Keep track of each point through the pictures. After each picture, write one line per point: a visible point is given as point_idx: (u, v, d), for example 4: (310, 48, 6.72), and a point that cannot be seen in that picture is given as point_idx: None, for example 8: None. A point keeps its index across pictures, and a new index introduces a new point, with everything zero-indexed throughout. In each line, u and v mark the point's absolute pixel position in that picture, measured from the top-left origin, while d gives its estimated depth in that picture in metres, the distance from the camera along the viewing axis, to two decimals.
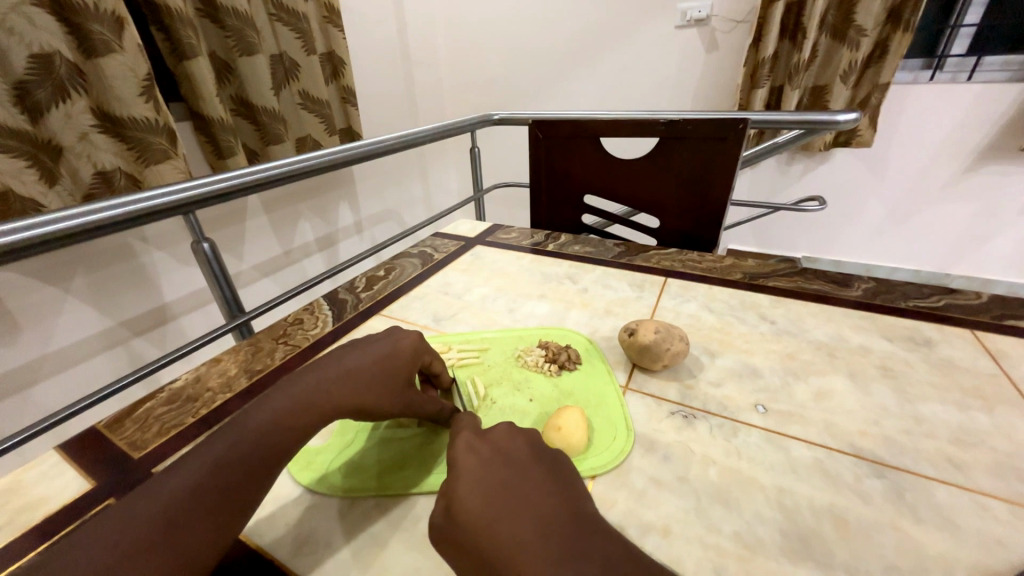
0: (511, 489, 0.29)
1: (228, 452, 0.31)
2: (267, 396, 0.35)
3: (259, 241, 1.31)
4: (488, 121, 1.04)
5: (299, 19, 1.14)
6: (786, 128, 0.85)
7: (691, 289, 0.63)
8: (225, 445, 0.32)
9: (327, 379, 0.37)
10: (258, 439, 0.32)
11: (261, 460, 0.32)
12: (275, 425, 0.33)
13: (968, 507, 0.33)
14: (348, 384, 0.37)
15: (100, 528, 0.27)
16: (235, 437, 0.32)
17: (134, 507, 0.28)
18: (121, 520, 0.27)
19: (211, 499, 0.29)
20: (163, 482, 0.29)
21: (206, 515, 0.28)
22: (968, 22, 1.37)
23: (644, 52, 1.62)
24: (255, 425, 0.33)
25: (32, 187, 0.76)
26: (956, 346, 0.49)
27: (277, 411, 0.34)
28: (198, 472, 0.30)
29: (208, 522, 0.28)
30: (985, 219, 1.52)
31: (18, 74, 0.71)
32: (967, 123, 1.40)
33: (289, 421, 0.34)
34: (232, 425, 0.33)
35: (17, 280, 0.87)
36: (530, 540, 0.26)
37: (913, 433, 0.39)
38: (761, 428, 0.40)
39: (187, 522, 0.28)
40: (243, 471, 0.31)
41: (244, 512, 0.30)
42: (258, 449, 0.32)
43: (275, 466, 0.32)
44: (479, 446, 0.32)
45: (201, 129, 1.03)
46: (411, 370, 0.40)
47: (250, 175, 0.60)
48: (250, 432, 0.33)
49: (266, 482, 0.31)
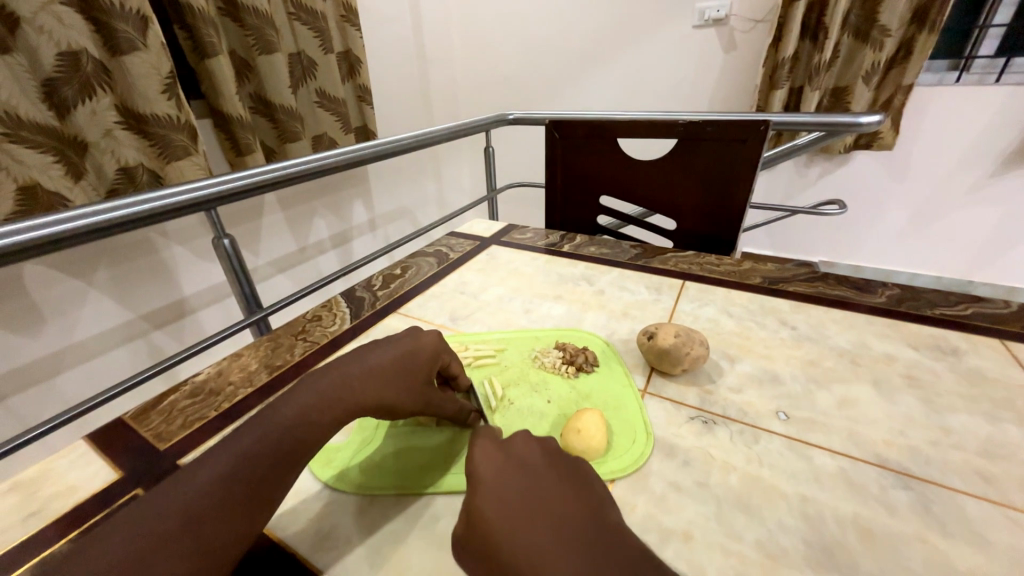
0: (529, 499, 0.29)
1: (256, 445, 0.32)
2: (291, 391, 0.36)
3: (275, 238, 1.33)
4: (504, 120, 1.04)
5: (318, 18, 1.15)
6: (807, 130, 0.84)
7: (709, 293, 0.62)
8: (250, 439, 0.32)
9: (348, 376, 0.37)
10: (282, 433, 0.33)
11: (285, 457, 0.32)
12: (300, 419, 0.34)
13: (998, 521, 0.32)
14: (370, 381, 0.37)
15: (127, 518, 0.27)
16: (261, 431, 0.33)
17: (161, 496, 0.28)
18: (148, 510, 0.27)
19: (239, 492, 0.30)
20: (189, 473, 0.30)
21: (231, 508, 0.29)
22: (998, 22, 1.34)
23: (660, 52, 1.60)
24: (281, 420, 0.33)
25: (59, 182, 0.78)
26: (985, 356, 0.48)
27: (303, 407, 0.34)
28: (223, 465, 0.30)
29: (234, 514, 0.29)
30: (1011, 225, 1.48)
31: (47, 71, 0.73)
32: (994, 126, 1.37)
33: (313, 417, 0.34)
34: (257, 418, 0.33)
35: (44, 272, 0.89)
36: (549, 551, 0.26)
37: (940, 444, 0.38)
38: (782, 436, 0.40)
39: (216, 514, 0.28)
40: (267, 466, 0.31)
41: (267, 506, 0.30)
42: (283, 444, 0.32)
43: (298, 460, 0.33)
44: (495, 456, 0.32)
45: (220, 126, 1.05)
46: (431, 369, 0.40)
47: (269, 173, 0.61)
48: (276, 427, 0.33)
49: (289, 477, 0.32)
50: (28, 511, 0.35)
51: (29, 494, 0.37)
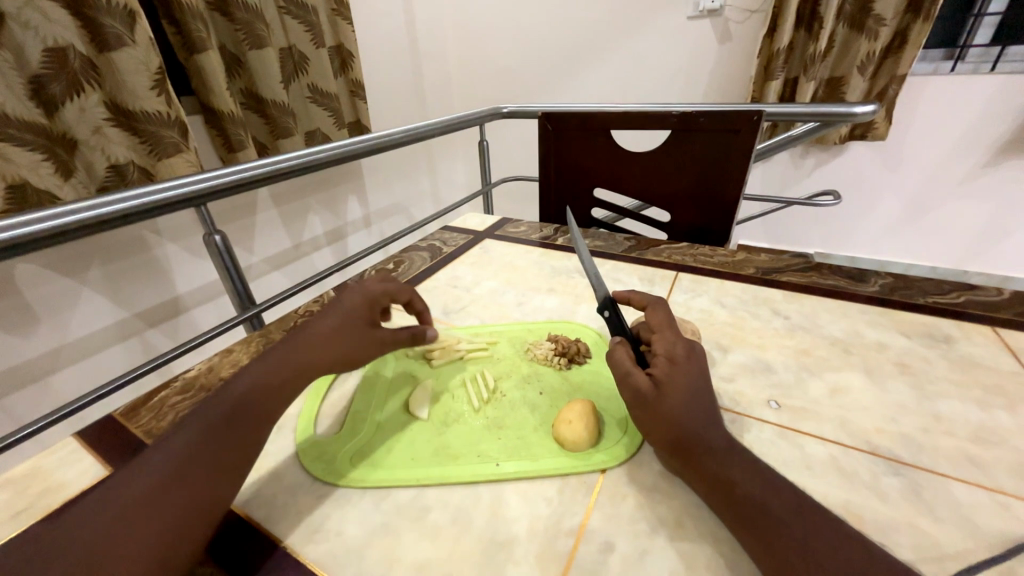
0: None
1: (216, 417, 0.33)
2: (247, 368, 0.37)
3: (269, 234, 1.32)
4: (497, 113, 1.03)
5: (308, 12, 1.13)
6: (802, 121, 0.83)
7: (703, 284, 0.62)
8: (211, 413, 0.33)
9: (301, 347, 0.39)
10: (243, 404, 0.34)
11: (248, 421, 0.34)
12: (257, 388, 0.35)
13: (987, 506, 0.32)
14: (322, 347, 0.39)
15: (102, 497, 0.28)
16: (223, 406, 0.34)
17: (132, 475, 0.29)
18: (121, 489, 0.28)
19: (209, 458, 0.31)
20: (152, 455, 0.30)
21: (207, 473, 0.30)
22: (992, 11, 1.33)
23: (656, 44, 1.59)
24: (237, 392, 0.35)
25: (48, 180, 0.77)
26: (976, 343, 0.48)
27: (256, 377, 0.36)
28: (191, 438, 0.31)
29: (211, 478, 0.30)
30: (1004, 215, 1.48)
31: (33, 67, 0.72)
32: (988, 115, 1.37)
33: (269, 384, 0.36)
34: (216, 396, 0.35)
35: (35, 271, 0.88)
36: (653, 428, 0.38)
37: (931, 431, 0.38)
38: (774, 425, 0.40)
39: (190, 479, 0.29)
40: (234, 433, 0.33)
41: (242, 468, 0.32)
42: (243, 411, 0.34)
43: (261, 425, 0.34)
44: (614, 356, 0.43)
45: (212, 122, 1.04)
46: (371, 314, 0.44)
47: (261, 168, 0.60)
48: (233, 398, 0.34)
49: (259, 439, 0.34)
50: (17, 508, 0.35)
51: (18, 491, 0.36)
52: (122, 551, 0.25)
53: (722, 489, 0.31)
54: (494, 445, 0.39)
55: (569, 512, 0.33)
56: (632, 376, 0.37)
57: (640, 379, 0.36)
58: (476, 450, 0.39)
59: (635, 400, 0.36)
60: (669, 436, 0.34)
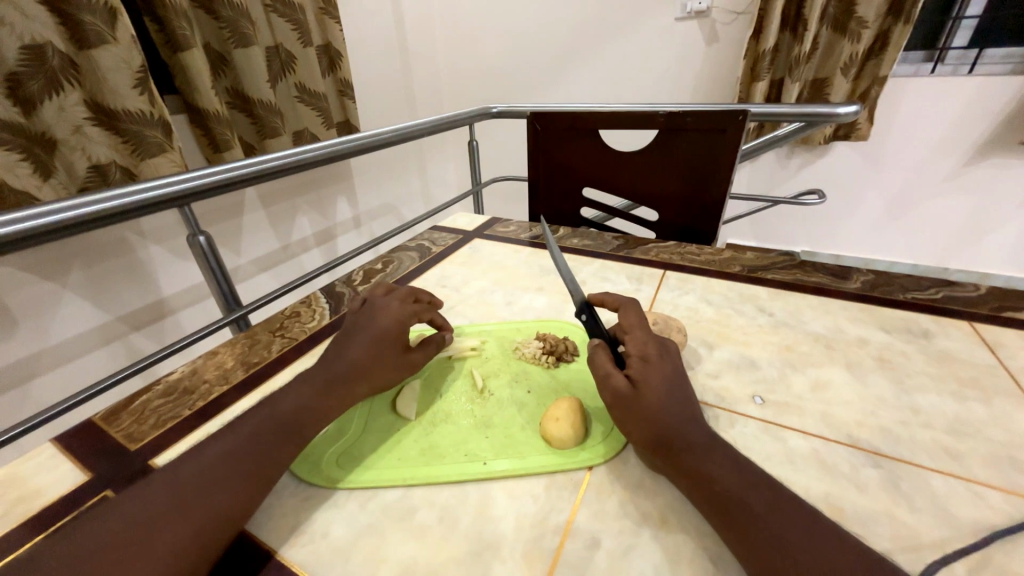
0: None
1: (255, 431, 0.34)
2: (277, 388, 0.38)
3: (256, 235, 1.30)
4: (487, 113, 1.02)
5: (296, 10, 1.12)
6: (787, 121, 0.83)
7: (690, 282, 0.62)
8: (252, 427, 0.34)
9: (335, 370, 0.39)
10: (273, 424, 0.35)
11: (283, 439, 0.34)
12: (297, 408, 0.36)
13: (963, 496, 0.33)
14: (355, 375, 0.40)
15: (129, 500, 0.29)
16: (256, 421, 0.35)
17: (161, 481, 0.30)
18: (143, 497, 0.29)
19: (236, 473, 0.31)
20: (189, 461, 0.31)
21: (231, 487, 0.30)
22: (970, 14, 1.36)
23: (644, 44, 1.60)
24: (280, 409, 0.36)
25: (26, 180, 0.75)
26: (954, 337, 0.49)
27: (300, 397, 0.37)
28: (224, 451, 0.32)
29: (234, 491, 0.30)
30: (984, 213, 1.52)
31: (11, 65, 0.70)
32: (968, 117, 1.40)
33: (311, 406, 0.37)
34: (259, 408, 0.36)
35: (13, 275, 0.86)
36: None
37: (909, 424, 0.39)
38: (758, 420, 0.40)
39: (211, 494, 0.30)
40: (264, 450, 0.33)
41: (264, 489, 0.32)
42: (279, 429, 0.34)
43: (292, 444, 0.34)
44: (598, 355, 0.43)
45: (196, 122, 1.02)
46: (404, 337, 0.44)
47: (246, 168, 0.59)
48: (276, 413, 0.35)
49: (283, 459, 0.33)
50: None
51: None
52: (120, 564, 0.25)
53: (703, 487, 0.31)
54: (482, 444, 0.39)
55: (555, 510, 0.33)
56: (612, 378, 0.37)
57: (619, 380, 0.37)
58: (464, 449, 0.38)
59: (615, 400, 0.37)
60: (653, 437, 0.34)
